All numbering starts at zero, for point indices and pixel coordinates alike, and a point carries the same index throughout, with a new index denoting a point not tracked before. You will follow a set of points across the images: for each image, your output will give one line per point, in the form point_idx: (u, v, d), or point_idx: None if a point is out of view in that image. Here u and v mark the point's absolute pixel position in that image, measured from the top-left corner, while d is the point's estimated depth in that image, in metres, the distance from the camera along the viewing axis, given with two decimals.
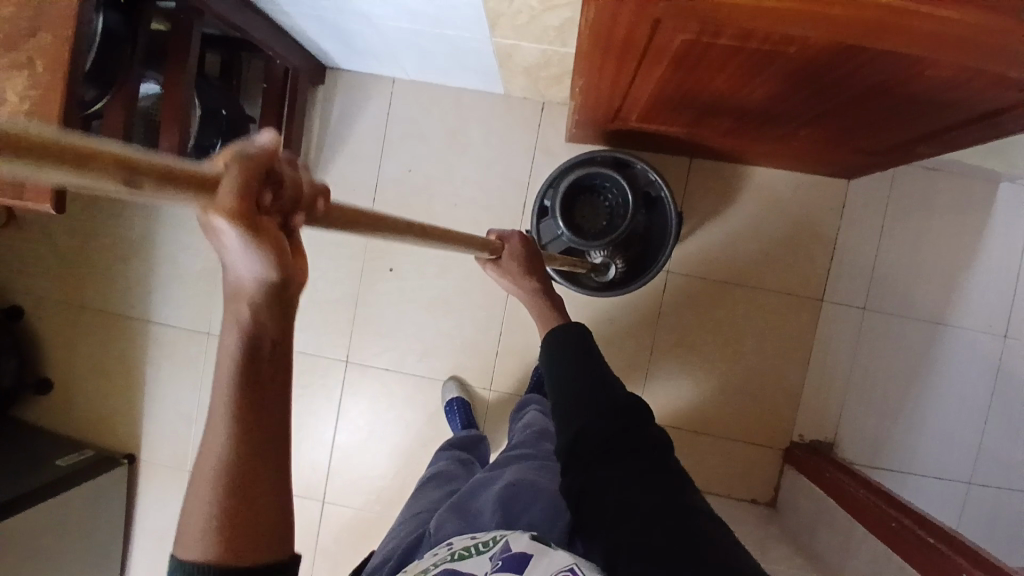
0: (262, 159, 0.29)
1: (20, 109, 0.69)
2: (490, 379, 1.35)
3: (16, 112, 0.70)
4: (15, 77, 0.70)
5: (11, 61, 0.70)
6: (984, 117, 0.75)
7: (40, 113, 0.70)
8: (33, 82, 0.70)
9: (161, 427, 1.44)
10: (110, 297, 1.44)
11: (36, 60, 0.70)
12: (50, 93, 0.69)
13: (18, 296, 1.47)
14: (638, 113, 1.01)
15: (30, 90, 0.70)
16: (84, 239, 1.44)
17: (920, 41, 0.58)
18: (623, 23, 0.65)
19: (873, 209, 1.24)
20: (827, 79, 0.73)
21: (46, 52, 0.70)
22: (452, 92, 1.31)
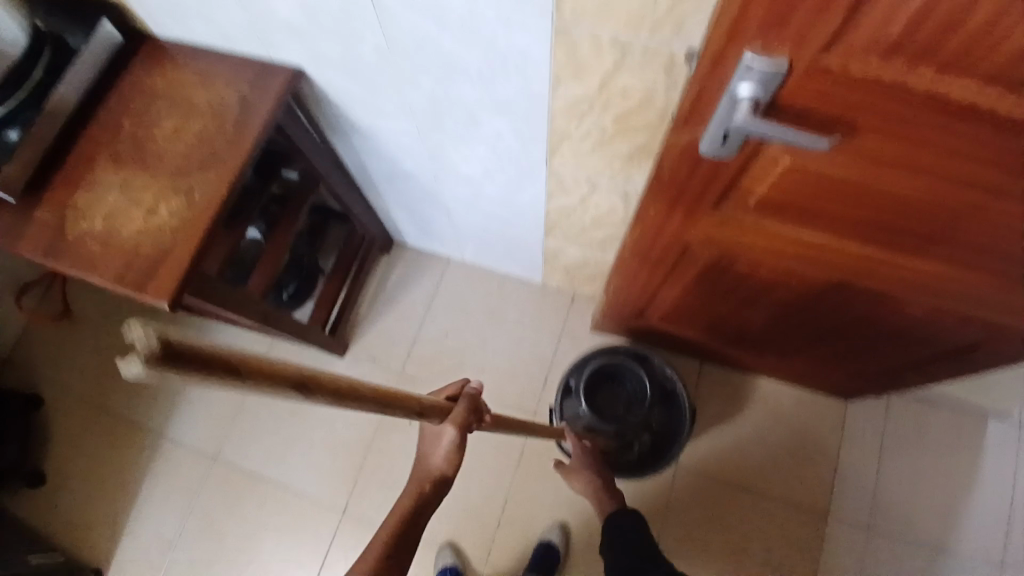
0: (471, 400, 0.69)
1: (169, 224, 0.86)
2: (487, 550, 1.32)
3: (163, 224, 0.86)
4: (171, 198, 0.88)
5: (172, 186, 0.89)
6: (966, 348, 0.90)
7: (183, 229, 0.86)
8: (186, 205, 0.87)
9: (138, 545, 1.41)
10: (134, 406, 1.51)
11: (194, 190, 0.88)
12: (198, 217, 0.86)
13: (45, 387, 1.53)
14: (660, 314, 1.17)
15: (182, 211, 0.87)
16: (130, 347, 1.55)
17: (897, 285, 0.75)
18: (661, 245, 0.83)
19: (871, 432, 1.33)
20: (823, 309, 0.89)
21: (204, 185, 0.88)
22: (498, 275, 1.51)
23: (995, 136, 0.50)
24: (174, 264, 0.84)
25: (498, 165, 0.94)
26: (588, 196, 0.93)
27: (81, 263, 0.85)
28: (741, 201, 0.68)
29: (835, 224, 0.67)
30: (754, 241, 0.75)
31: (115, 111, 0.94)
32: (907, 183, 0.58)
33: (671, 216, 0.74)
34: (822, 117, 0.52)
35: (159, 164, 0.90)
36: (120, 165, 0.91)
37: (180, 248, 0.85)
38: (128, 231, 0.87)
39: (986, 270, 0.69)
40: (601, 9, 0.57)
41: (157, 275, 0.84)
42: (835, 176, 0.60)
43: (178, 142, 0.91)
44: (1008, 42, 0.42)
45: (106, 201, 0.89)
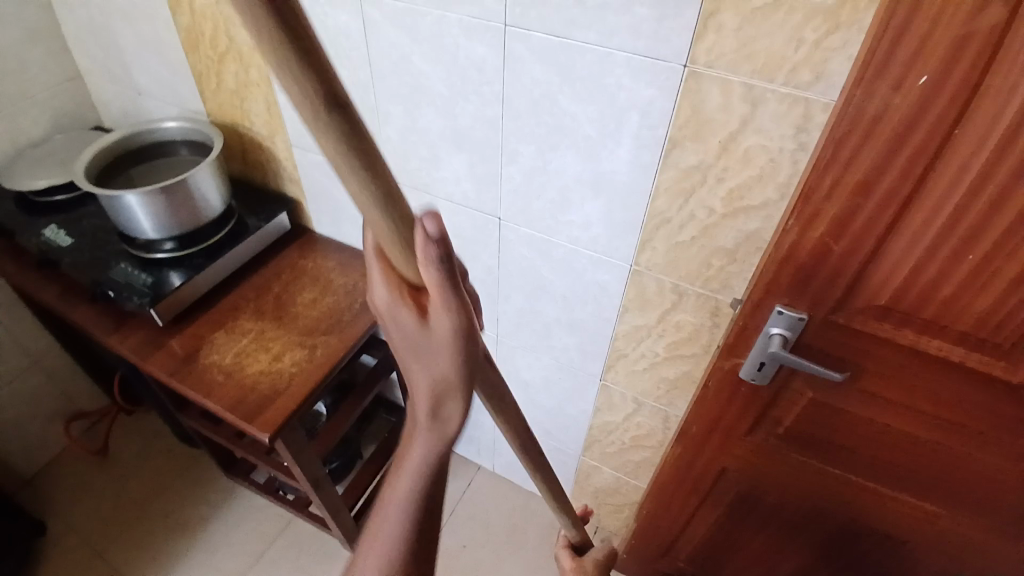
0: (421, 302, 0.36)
1: (288, 369, 0.98)
2: None
3: (283, 369, 0.98)
4: (297, 350, 1.01)
5: (302, 341, 1.02)
6: None
7: (301, 375, 0.98)
8: (309, 357, 1.00)
9: None
10: (129, 559, 1.36)
11: (318, 347, 1.02)
12: (315, 368, 0.98)
13: (46, 517, 1.41)
14: (687, 554, 1.18)
15: (302, 361, 0.99)
16: (150, 493, 1.47)
17: (920, 536, 0.81)
18: (700, 463, 0.93)
19: None
20: (852, 557, 0.93)
21: (328, 347, 1.02)
22: (522, 494, 1.54)
23: (1001, 410, 0.61)
24: (285, 403, 0.94)
25: (558, 376, 1.10)
26: (632, 415, 1.07)
27: (203, 388, 0.95)
28: (771, 428, 0.81)
29: (855, 467, 0.78)
30: (787, 469, 0.85)
31: (266, 274, 1.12)
32: (922, 441, 0.69)
33: (712, 433, 0.87)
34: (847, 362, 0.66)
35: (293, 322, 1.05)
36: (252, 311, 1.06)
37: (291, 393, 0.95)
38: (251, 372, 0.98)
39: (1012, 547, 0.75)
40: (667, 265, 0.79)
41: (266, 411, 0.93)
42: (864, 418, 0.71)
43: (312, 309, 1.07)
44: (966, 310, 0.55)
45: (238, 343, 1.01)
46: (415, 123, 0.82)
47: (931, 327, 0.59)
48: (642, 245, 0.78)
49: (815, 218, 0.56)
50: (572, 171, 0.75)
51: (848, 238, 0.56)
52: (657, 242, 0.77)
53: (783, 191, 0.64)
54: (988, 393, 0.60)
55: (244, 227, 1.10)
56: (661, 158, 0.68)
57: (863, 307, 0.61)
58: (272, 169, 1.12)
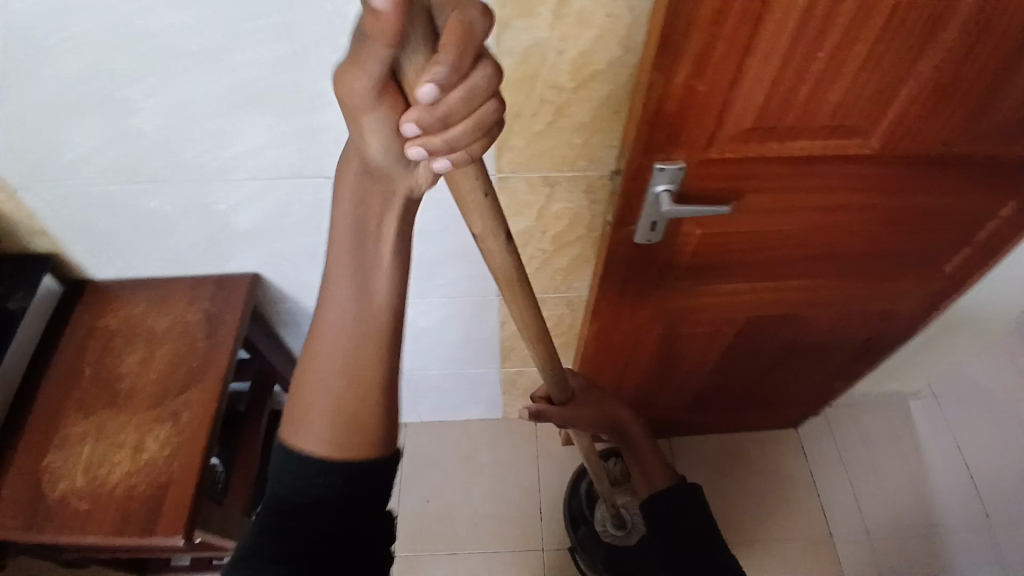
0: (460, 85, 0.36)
1: (162, 453, 0.80)
2: None
3: (155, 458, 0.80)
4: (158, 429, 0.82)
5: (156, 416, 0.83)
6: (868, 345, 1.09)
7: (181, 452, 0.80)
8: (176, 431, 0.82)
9: None
10: None
11: (181, 412, 0.83)
12: (193, 434, 0.81)
13: None
14: (625, 403, 1.27)
15: (173, 436, 0.82)
16: None
17: (807, 305, 0.93)
18: (618, 328, 0.96)
19: (829, 449, 1.50)
20: (757, 344, 1.05)
21: (193, 404, 0.84)
22: (459, 425, 1.53)
23: (854, 177, 0.68)
24: (180, 491, 0.78)
25: (455, 310, 1.04)
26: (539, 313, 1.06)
27: (71, 526, 0.75)
28: (671, 273, 0.83)
29: (745, 275, 0.85)
30: (691, 300, 0.90)
31: (68, 358, 0.88)
32: (798, 229, 0.75)
33: (621, 299, 0.89)
34: (729, 188, 0.67)
35: (135, 398, 0.85)
36: (75, 410, 0.84)
37: (181, 478, 0.78)
38: (115, 478, 0.78)
39: (872, 281, 0.89)
40: (532, 160, 0.73)
41: (163, 510, 0.76)
42: (751, 230, 0.75)
43: (150, 371, 0.87)
44: (826, 103, 0.58)
45: (81, 454, 0.81)
46: (174, 99, 0.66)
47: (797, 129, 0.61)
48: (500, 149, 0.71)
49: (677, 62, 0.53)
50: None
51: (711, 74, 0.54)
52: (515, 140, 0.70)
53: (627, 44, 0.59)
54: (845, 166, 0.66)
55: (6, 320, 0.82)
56: (495, 47, 0.59)
57: (734, 135, 0.61)
58: None
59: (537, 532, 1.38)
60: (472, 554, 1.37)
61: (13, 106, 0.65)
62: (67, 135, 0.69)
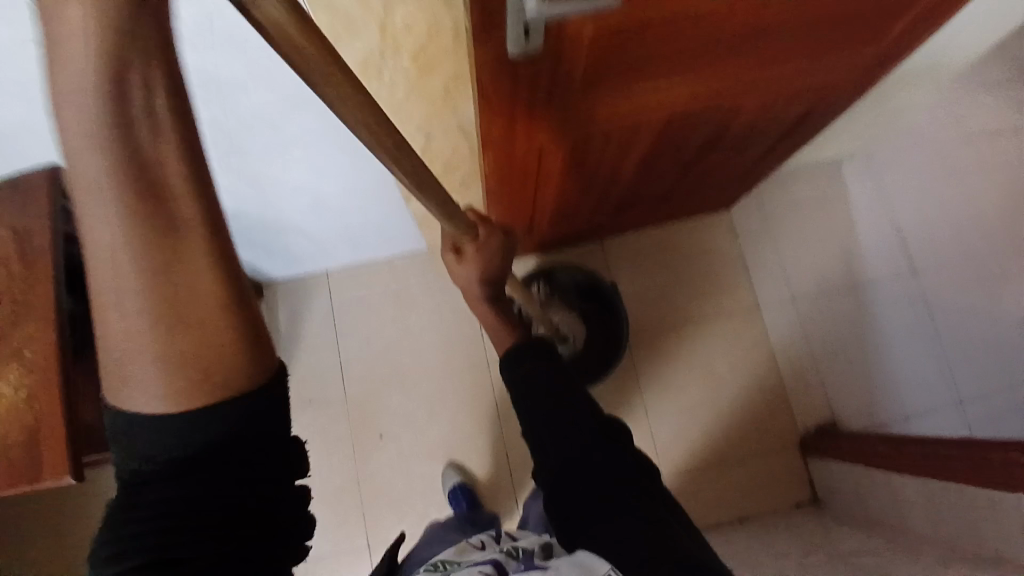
0: None
1: (18, 398, 0.69)
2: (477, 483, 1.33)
3: (13, 403, 0.69)
4: (6, 370, 0.70)
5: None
6: (802, 121, 0.98)
7: (41, 394, 0.70)
8: (26, 369, 0.70)
9: None
10: None
11: (24, 349, 0.71)
12: (46, 371, 0.70)
13: None
14: (548, 219, 1.17)
15: (24, 377, 0.70)
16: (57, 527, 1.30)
17: (732, 91, 0.78)
18: (517, 156, 0.82)
19: (759, 223, 1.45)
20: (678, 142, 0.93)
21: (34, 338, 0.71)
22: (383, 264, 1.44)
23: None
24: (54, 430, 0.69)
25: (327, 159, 0.87)
26: (428, 145, 0.89)
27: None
28: (565, 85, 0.66)
29: (655, 71, 0.68)
30: (598, 110, 0.75)
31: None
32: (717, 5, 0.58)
33: (512, 126, 0.72)
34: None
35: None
36: None
37: (49, 416, 0.69)
38: None
39: (811, 49, 0.73)
40: None
41: (44, 455, 0.68)
42: (650, 20, 0.57)
43: None
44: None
45: None
46: None
47: None
48: None
49: None
50: None
51: None
52: None
53: None
54: None
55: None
56: None
57: None
58: None
59: (481, 353, 1.39)
60: (422, 384, 1.39)
61: None
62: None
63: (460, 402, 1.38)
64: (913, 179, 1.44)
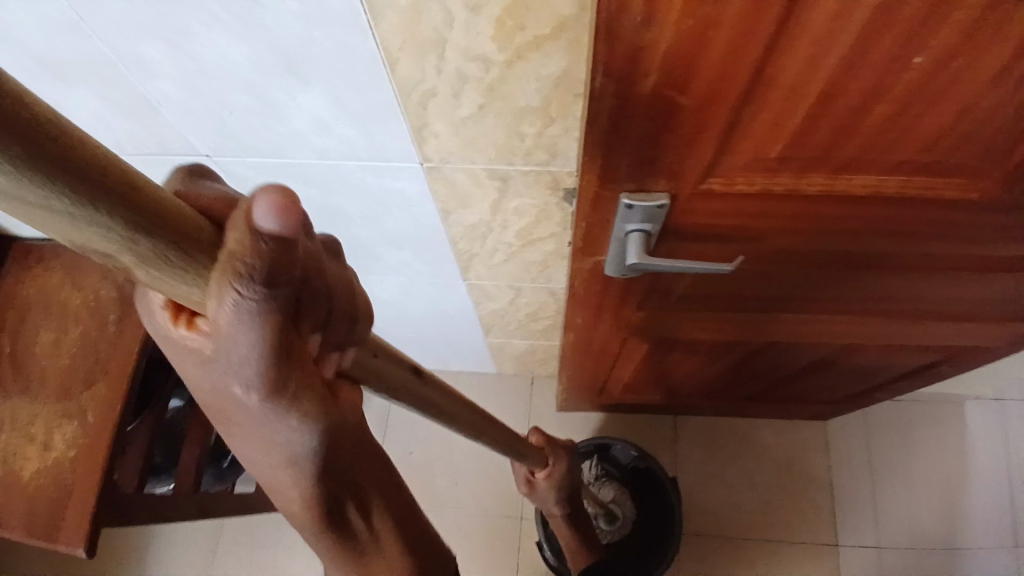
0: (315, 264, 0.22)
1: (65, 454, 0.71)
2: None
3: (59, 459, 0.71)
4: (65, 424, 0.73)
5: (65, 410, 0.74)
6: (926, 368, 0.88)
7: (84, 457, 0.71)
8: (81, 430, 0.72)
9: None
10: None
11: (89, 407, 0.74)
12: (99, 436, 0.71)
13: None
14: (622, 387, 1.11)
15: (78, 435, 0.72)
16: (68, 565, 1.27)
17: (851, 334, 0.71)
18: (600, 340, 0.79)
19: (855, 445, 1.31)
20: (774, 362, 0.88)
21: (100, 400, 0.73)
22: (450, 375, 1.43)
23: (942, 215, 0.44)
24: (81, 505, 0.69)
25: (418, 287, 0.89)
26: (515, 298, 0.89)
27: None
28: (664, 296, 0.63)
29: (763, 306, 0.64)
30: (696, 323, 0.71)
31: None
32: (837, 274, 0.54)
33: (601, 318, 0.70)
34: (735, 232, 0.46)
35: (41, 385, 0.76)
36: None
37: (81, 490, 0.70)
38: (24, 477, 0.71)
39: (954, 315, 0.66)
40: (466, 150, 0.52)
41: (66, 518, 0.69)
42: (765, 271, 0.54)
43: (60, 356, 0.77)
44: (911, 131, 0.35)
45: None
46: None
47: (854, 162, 0.38)
48: (419, 134, 0.50)
49: (642, 64, 0.31)
50: (248, 59, 0.44)
51: (700, 82, 0.32)
52: (436, 122, 0.49)
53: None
54: (934, 202, 0.42)
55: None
56: (365, 1, 0.38)
57: (746, 163, 0.39)
58: None
59: (519, 499, 1.30)
60: (452, 514, 1.31)
61: None
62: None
63: (484, 547, 1.28)
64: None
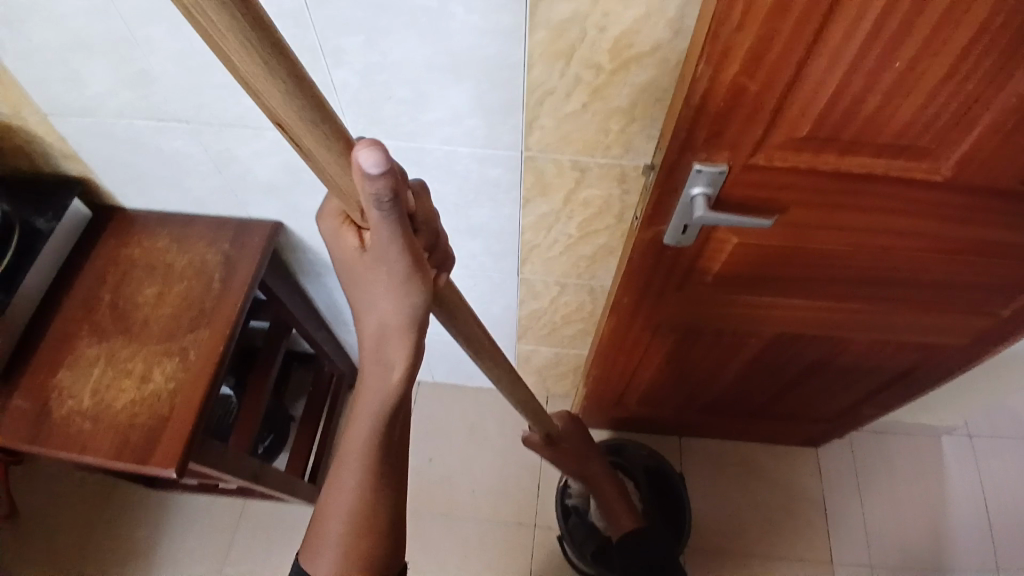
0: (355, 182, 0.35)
1: (165, 388, 0.82)
2: None
3: (159, 392, 0.82)
4: (165, 362, 0.84)
5: (165, 350, 0.85)
6: (905, 375, 1.03)
7: (183, 392, 0.82)
8: (182, 367, 0.84)
9: None
10: None
11: (188, 350, 0.85)
12: (199, 377, 0.83)
13: None
14: (637, 396, 1.24)
15: (178, 373, 0.83)
16: (91, 541, 1.33)
17: (842, 325, 0.86)
18: (635, 326, 0.92)
19: (844, 472, 1.43)
20: (776, 363, 1.02)
21: (200, 346, 0.85)
22: (471, 391, 1.53)
23: (917, 195, 0.61)
24: (177, 428, 0.79)
25: (472, 283, 1.02)
26: (558, 296, 1.02)
27: (74, 445, 0.78)
28: (700, 278, 0.78)
29: (781, 287, 0.78)
30: (719, 310, 0.85)
31: (89, 283, 0.91)
32: (837, 253, 0.71)
33: (643, 299, 0.84)
34: (768, 205, 0.62)
35: (143, 332, 0.87)
36: (92, 334, 0.86)
37: (179, 413, 0.80)
38: (121, 406, 0.81)
39: (927, 307, 0.82)
40: (561, 141, 0.68)
41: (161, 442, 0.78)
42: (783, 247, 0.70)
43: (161, 308, 0.89)
44: (894, 116, 0.53)
45: (93, 379, 0.83)
46: (194, 46, 0.64)
47: (855, 144, 0.55)
48: (529, 126, 0.66)
49: (726, 57, 0.48)
50: (422, 61, 0.61)
51: (762, 73, 0.49)
52: (545, 116, 0.65)
53: (677, 25, 0.54)
54: (910, 182, 0.59)
55: (33, 236, 0.85)
56: (528, 19, 0.55)
57: (783, 144, 0.56)
58: (32, 149, 0.84)
59: (529, 506, 1.38)
60: (467, 519, 1.38)
61: (42, 41, 0.66)
62: (82, 71, 0.69)
63: (494, 551, 1.34)
64: (1008, 471, 1.42)
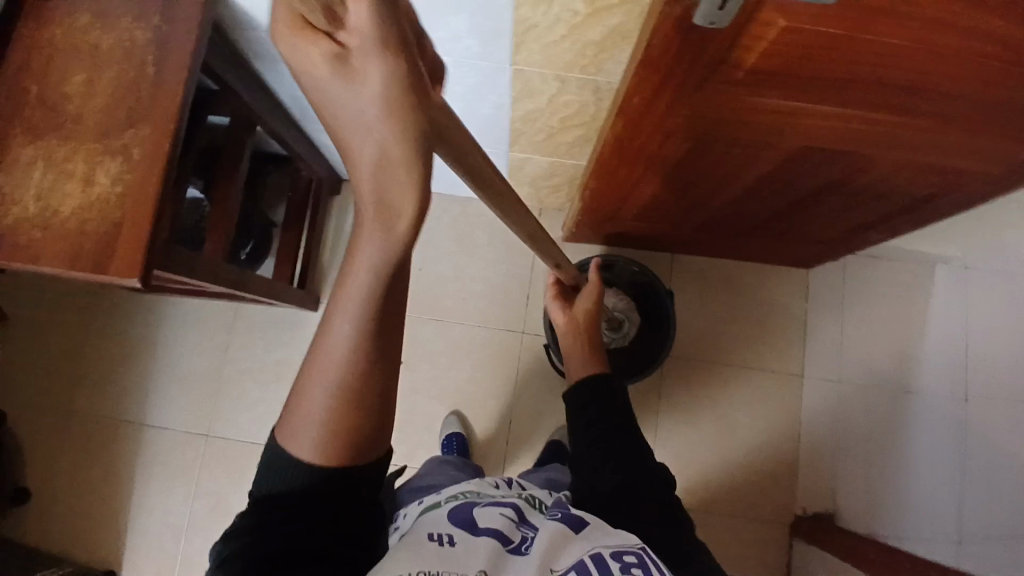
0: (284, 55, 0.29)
1: (112, 191, 0.73)
2: (472, 430, 1.36)
3: (107, 195, 0.73)
4: (109, 162, 0.74)
5: (106, 148, 0.75)
6: (929, 200, 0.95)
7: (133, 194, 0.73)
8: (128, 167, 0.74)
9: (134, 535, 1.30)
10: (107, 401, 1.35)
11: (133, 147, 0.74)
12: (148, 177, 0.73)
13: None
14: (636, 212, 1.17)
15: (125, 173, 0.74)
16: (93, 340, 1.37)
17: (879, 140, 0.76)
18: (644, 133, 0.81)
19: (832, 296, 1.43)
20: (792, 182, 0.93)
21: (145, 142, 0.74)
22: (460, 202, 1.45)
23: None
24: (133, 233, 0.72)
25: (459, 78, 0.87)
26: (557, 96, 0.89)
27: (23, 254, 0.71)
28: (728, 75, 0.65)
29: (823, 90, 0.66)
30: (742, 117, 0.74)
31: (2, 64, 0.77)
32: (902, 47, 0.57)
33: (658, 99, 0.72)
34: None
35: (77, 126, 0.75)
36: (16, 127, 0.75)
37: (134, 219, 0.72)
38: (66, 211, 0.73)
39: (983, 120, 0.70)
40: None
41: (117, 249, 0.72)
42: (839, 35, 0.56)
43: (93, 97, 0.76)
44: None
45: (30, 181, 0.74)
46: None
47: None
48: None
49: None
50: None
51: None
52: None
53: None
54: None
55: None
56: None
57: None
58: None
59: (518, 317, 1.40)
60: (456, 327, 1.40)
61: None
62: None
63: (483, 356, 1.39)
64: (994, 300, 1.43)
